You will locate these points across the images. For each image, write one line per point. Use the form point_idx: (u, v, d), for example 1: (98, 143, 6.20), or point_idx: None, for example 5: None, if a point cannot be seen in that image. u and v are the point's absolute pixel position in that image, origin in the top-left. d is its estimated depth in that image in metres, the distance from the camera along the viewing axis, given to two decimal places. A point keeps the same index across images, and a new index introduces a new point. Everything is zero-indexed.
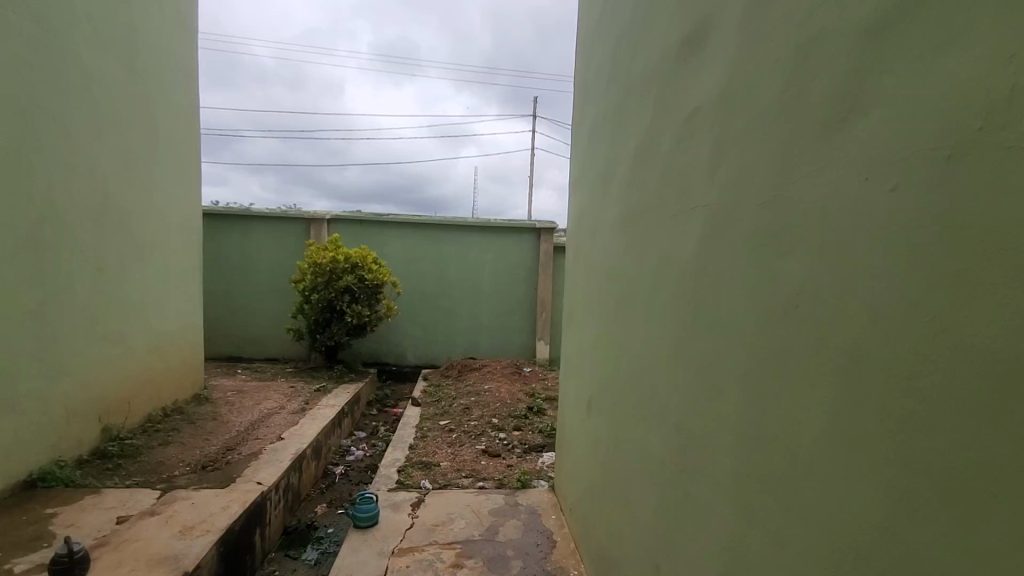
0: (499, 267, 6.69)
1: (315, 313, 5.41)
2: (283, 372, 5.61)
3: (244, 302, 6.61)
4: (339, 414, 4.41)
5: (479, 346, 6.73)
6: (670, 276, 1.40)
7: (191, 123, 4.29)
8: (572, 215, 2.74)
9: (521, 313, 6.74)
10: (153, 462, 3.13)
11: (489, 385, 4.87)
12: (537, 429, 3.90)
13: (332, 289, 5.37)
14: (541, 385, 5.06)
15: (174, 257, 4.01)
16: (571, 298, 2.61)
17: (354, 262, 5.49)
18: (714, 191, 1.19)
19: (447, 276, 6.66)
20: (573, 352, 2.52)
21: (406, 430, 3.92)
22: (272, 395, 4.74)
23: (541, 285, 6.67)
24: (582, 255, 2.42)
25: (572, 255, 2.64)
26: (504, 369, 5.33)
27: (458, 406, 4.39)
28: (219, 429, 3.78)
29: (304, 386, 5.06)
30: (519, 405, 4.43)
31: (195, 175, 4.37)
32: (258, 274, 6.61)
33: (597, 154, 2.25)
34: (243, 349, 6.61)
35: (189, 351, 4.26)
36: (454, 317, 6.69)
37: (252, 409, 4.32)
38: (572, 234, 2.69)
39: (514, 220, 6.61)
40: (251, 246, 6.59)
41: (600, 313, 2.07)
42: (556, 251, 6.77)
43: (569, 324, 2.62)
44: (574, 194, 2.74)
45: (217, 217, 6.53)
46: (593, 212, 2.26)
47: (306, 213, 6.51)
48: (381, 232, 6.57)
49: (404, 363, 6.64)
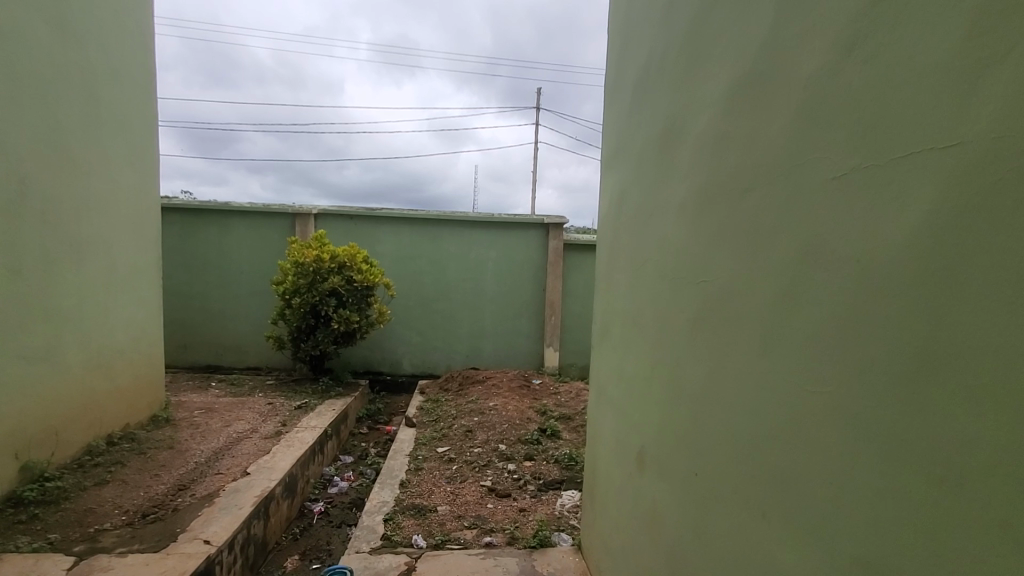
0: (503, 266, 6.07)
1: (297, 319, 4.79)
2: (262, 385, 4.97)
3: (224, 306, 6.02)
4: (321, 437, 3.79)
5: (481, 354, 6.13)
6: (838, 279, 0.80)
7: (146, 103, 3.69)
8: (604, 202, 2.14)
9: (528, 317, 6.14)
10: (81, 511, 2.52)
11: (495, 401, 4.25)
12: (553, 458, 3.29)
13: (316, 292, 4.73)
14: (555, 400, 4.43)
15: (123, 258, 3.41)
16: (606, 308, 2.02)
17: (341, 262, 4.86)
18: (994, 115, 0.58)
19: (446, 277, 6.05)
20: (610, 380, 1.92)
21: (397, 460, 3.31)
22: (245, 414, 4.13)
23: (550, 287, 6.06)
24: (623, 251, 1.82)
25: (606, 254, 2.04)
26: (512, 382, 4.71)
27: (460, 428, 3.77)
28: (174, 462, 3.16)
29: (285, 402, 4.45)
30: (531, 427, 3.81)
31: (152, 164, 3.77)
32: (238, 276, 6.01)
33: (645, 115, 1.64)
34: (223, 357, 6.03)
35: (144, 367, 3.65)
36: (454, 322, 6.09)
37: (219, 433, 3.71)
38: (605, 228, 2.08)
39: (518, 215, 5.99)
40: (230, 244, 5.99)
41: (658, 331, 1.47)
42: (566, 249, 6.14)
43: (603, 343, 2.03)
44: (606, 177, 2.13)
45: (192, 213, 5.93)
46: (640, 193, 1.66)
47: (290, 207, 5.89)
48: (373, 229, 5.96)
49: (400, 373, 6.06)
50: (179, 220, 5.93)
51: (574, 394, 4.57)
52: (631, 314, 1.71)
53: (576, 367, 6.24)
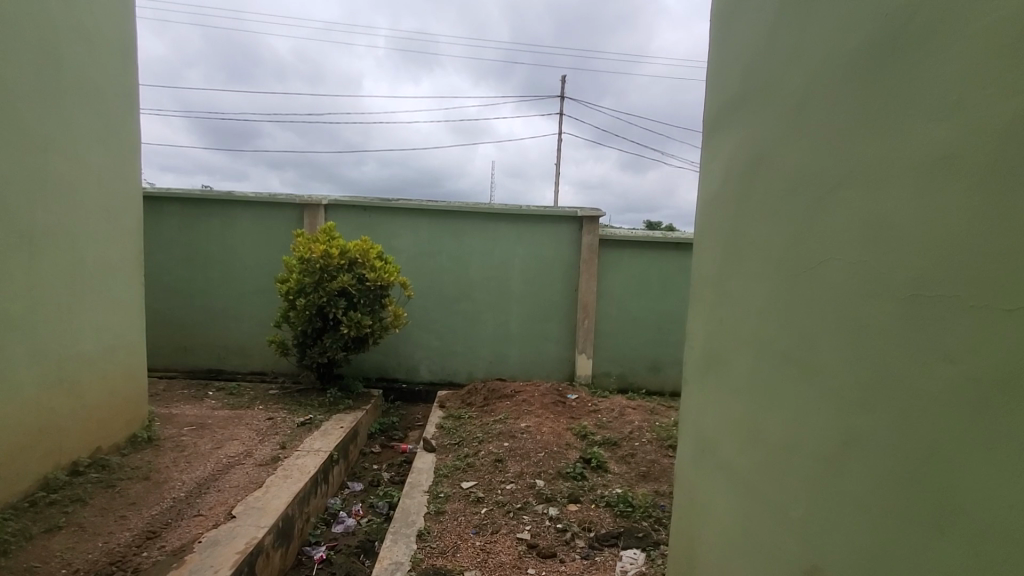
0: (531, 264, 5.48)
1: (302, 323, 4.23)
2: (264, 395, 4.45)
3: (227, 305, 5.54)
4: (325, 464, 3.24)
5: (507, 361, 5.56)
6: None
7: (122, 72, 3.15)
8: (708, 180, 1.53)
9: (558, 320, 5.54)
10: (19, 571, 2.01)
11: (527, 421, 3.64)
12: (604, 500, 2.68)
13: (323, 292, 4.16)
14: (595, 419, 3.81)
15: (91, 253, 2.88)
16: (715, 330, 1.41)
17: (352, 259, 4.29)
18: None
19: (468, 275, 5.47)
20: (726, 437, 1.31)
21: (414, 499, 2.73)
22: (241, 432, 3.60)
23: (583, 287, 5.44)
24: (757, 247, 1.20)
25: (717, 252, 1.43)
26: (545, 398, 4.10)
27: (489, 456, 3.17)
28: (147, 499, 2.64)
29: (287, 417, 3.92)
30: (572, 456, 3.20)
31: (131, 144, 3.25)
32: (242, 272, 5.51)
33: (814, 31, 1.03)
34: (226, 360, 5.58)
35: (120, 380, 3.14)
36: (476, 325, 5.52)
37: (207, 457, 3.18)
38: (713, 216, 1.47)
39: (549, 207, 5.37)
40: (233, 238, 5.49)
41: (863, 385, 0.86)
42: (601, 245, 5.51)
43: (708, 379, 1.43)
44: (711, 145, 1.52)
45: (192, 203, 5.43)
46: (807, 154, 1.04)
47: (298, 197, 5.35)
48: (388, 222, 5.40)
49: (417, 380, 5.52)
50: (178, 211, 5.45)
51: (617, 413, 3.94)
52: (780, 346, 1.09)
53: (611, 376, 5.63)
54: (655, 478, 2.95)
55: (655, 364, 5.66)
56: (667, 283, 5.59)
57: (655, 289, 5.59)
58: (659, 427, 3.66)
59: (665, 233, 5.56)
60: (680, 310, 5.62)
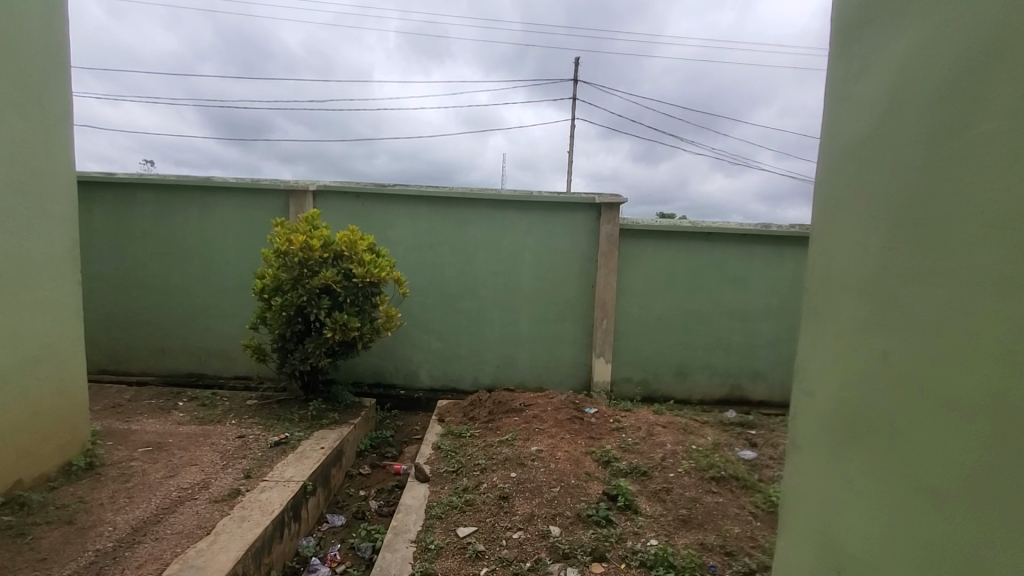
0: (543, 257, 4.89)
1: (280, 327, 3.68)
2: (240, 406, 3.92)
3: (208, 303, 5.04)
4: (295, 498, 2.69)
5: (516, 365, 4.99)
6: None
7: (47, 23, 2.60)
8: (844, 121, 0.95)
9: (573, 320, 4.95)
10: None
11: (539, 444, 3.06)
12: (638, 559, 2.09)
13: (303, 290, 3.59)
14: (619, 441, 3.22)
15: None
16: (869, 365, 0.85)
17: (337, 251, 3.73)
18: None
19: (474, 269, 4.90)
20: (903, 568, 0.74)
21: (396, 554, 2.17)
22: (202, 456, 3.07)
23: (600, 282, 4.85)
24: (1006, 227, 0.63)
25: (871, 237, 0.86)
26: (559, 414, 3.51)
27: (493, 492, 2.60)
28: (63, 553, 2.11)
29: (261, 436, 3.37)
30: (594, 492, 2.62)
31: (62, 109, 2.71)
32: (224, 267, 4.99)
33: None
34: (208, 363, 5.09)
35: (47, 399, 2.63)
36: (482, 325, 4.95)
37: (155, 491, 2.65)
38: (860, 181, 0.90)
39: (564, 194, 4.77)
40: (212, 228, 4.96)
41: None
42: (622, 235, 4.89)
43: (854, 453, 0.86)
44: (855, 62, 0.94)
45: (168, 191, 4.93)
46: None
47: (284, 183, 4.80)
48: (383, 210, 4.83)
49: (416, 386, 4.98)
50: (155, 199, 4.95)
51: (644, 432, 3.34)
52: None
53: (632, 382, 5.04)
54: (699, 525, 2.36)
55: (681, 369, 5.06)
56: (696, 277, 4.97)
57: (682, 285, 4.98)
58: (696, 452, 3.07)
59: (695, 221, 4.92)
60: (710, 309, 5.01)
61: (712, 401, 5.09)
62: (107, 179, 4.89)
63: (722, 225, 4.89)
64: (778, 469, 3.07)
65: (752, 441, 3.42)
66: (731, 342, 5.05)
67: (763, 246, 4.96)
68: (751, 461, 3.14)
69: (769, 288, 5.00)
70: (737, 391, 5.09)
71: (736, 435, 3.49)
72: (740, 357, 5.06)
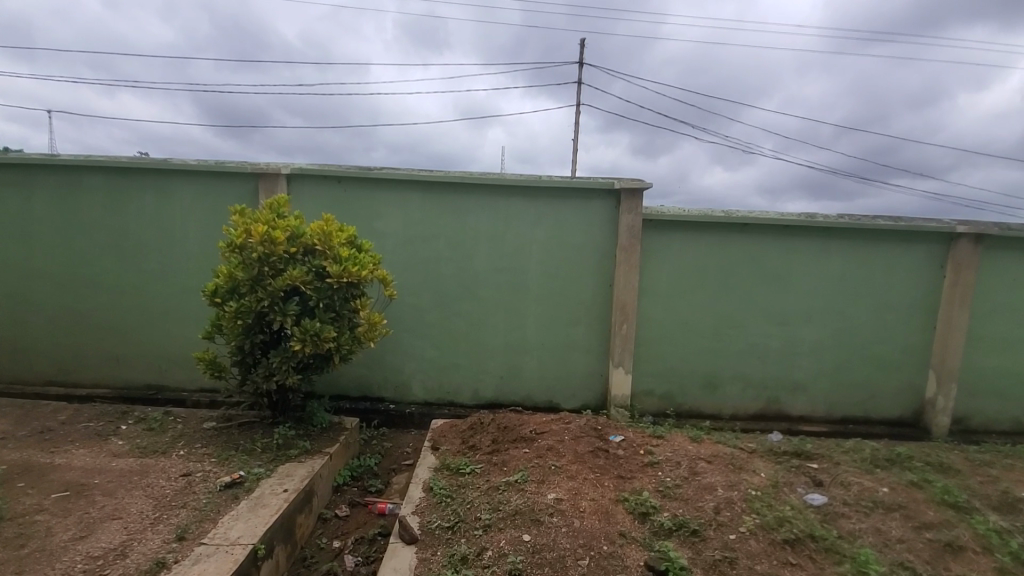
0: (554, 252, 4.24)
1: (238, 338, 3.03)
2: (194, 432, 3.27)
3: (167, 305, 4.38)
4: (240, 571, 2.06)
5: (522, 377, 4.35)
6: None
7: None
8: None
9: (587, 325, 4.31)
10: None
11: (557, 490, 2.41)
12: None
13: (264, 292, 2.94)
14: (656, 483, 2.57)
15: None
16: None
17: (308, 245, 3.07)
18: None
19: (474, 266, 4.24)
20: None
21: None
22: (131, 505, 2.43)
23: (620, 281, 4.21)
24: None
25: None
26: (579, 445, 2.85)
27: (501, 566, 1.97)
28: None
29: (210, 475, 2.73)
30: (635, 566, 1.99)
31: None
32: (186, 264, 4.33)
33: None
34: (169, 374, 4.44)
35: None
36: (483, 330, 4.30)
37: (53, 563, 2.02)
38: None
39: (578, 179, 4.11)
40: (171, 218, 4.29)
41: None
42: (646, 227, 4.23)
43: None
44: None
45: (121, 174, 4.26)
46: None
47: (252, 165, 4.13)
48: (369, 197, 4.17)
49: (407, 400, 4.35)
50: (107, 185, 4.28)
51: (686, 468, 2.69)
52: None
53: (654, 396, 4.41)
54: None
55: (711, 380, 4.42)
56: (730, 276, 4.32)
57: (713, 284, 4.33)
58: (757, 500, 2.42)
59: (729, 210, 4.27)
60: (745, 311, 4.36)
61: (746, 418, 4.45)
62: (49, 162, 4.22)
63: (761, 214, 4.23)
64: (859, 521, 2.44)
65: (816, 478, 2.79)
66: (768, 349, 4.41)
67: (807, 239, 4.31)
68: (822, 509, 2.51)
69: (812, 287, 4.36)
70: (774, 405, 4.45)
71: (794, 471, 2.86)
72: (778, 367, 4.42)
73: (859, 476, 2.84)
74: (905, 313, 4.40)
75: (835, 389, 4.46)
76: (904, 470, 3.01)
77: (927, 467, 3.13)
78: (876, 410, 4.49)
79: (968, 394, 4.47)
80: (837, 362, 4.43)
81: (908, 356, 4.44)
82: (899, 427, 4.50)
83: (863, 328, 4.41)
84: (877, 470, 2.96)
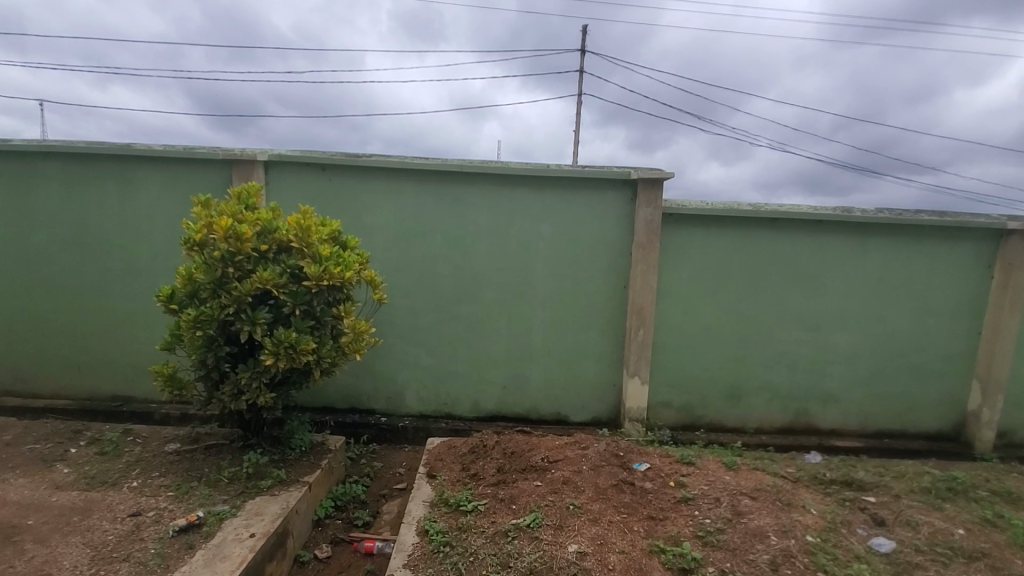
0: (562, 250, 3.81)
1: (199, 351, 2.59)
2: (153, 457, 2.84)
3: (132, 307, 3.93)
4: None
5: (527, 387, 3.93)
6: None
7: None
8: None
9: (600, 330, 3.89)
10: None
11: (578, 541, 2.00)
12: None
13: (228, 297, 2.51)
14: (695, 527, 2.16)
15: None
16: None
17: (282, 242, 2.64)
18: None
19: (474, 265, 3.81)
20: None
21: None
22: (63, 558, 2.01)
23: (636, 283, 3.79)
24: None
25: None
26: (600, 478, 2.44)
27: None
28: None
29: (165, 515, 2.30)
30: None
31: None
32: (153, 262, 3.88)
33: None
34: (137, 384, 4.00)
35: None
36: (485, 336, 3.88)
37: None
38: None
39: (590, 169, 3.69)
40: (136, 209, 3.83)
41: None
42: (665, 222, 3.81)
43: None
44: None
45: (78, 161, 3.80)
46: None
47: (226, 150, 3.68)
48: (357, 187, 3.73)
49: (400, 412, 3.92)
50: (63, 174, 3.82)
51: (727, 507, 2.28)
52: None
53: (672, 407, 4.00)
54: None
55: (735, 391, 4.01)
56: (756, 276, 3.91)
57: (738, 285, 3.91)
58: (819, 552, 2.01)
59: (757, 204, 3.85)
60: (773, 316, 3.96)
61: (773, 431, 4.06)
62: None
63: (792, 208, 3.82)
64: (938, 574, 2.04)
65: (876, 516, 2.39)
66: (798, 357, 4.01)
67: (841, 236, 3.90)
68: (892, 559, 2.11)
69: (847, 289, 3.95)
70: (803, 418, 4.06)
71: (848, 506, 2.46)
72: (808, 377, 4.02)
73: (924, 512, 2.44)
74: (948, 318, 4.00)
75: (870, 400, 4.07)
76: (972, 503, 2.61)
77: (995, 498, 2.73)
78: (913, 423, 4.10)
79: (1014, 406, 4.08)
80: (873, 371, 4.03)
81: (950, 364, 4.04)
82: (940, 441, 4.11)
83: (902, 333, 4.01)
84: (943, 504, 2.55)
